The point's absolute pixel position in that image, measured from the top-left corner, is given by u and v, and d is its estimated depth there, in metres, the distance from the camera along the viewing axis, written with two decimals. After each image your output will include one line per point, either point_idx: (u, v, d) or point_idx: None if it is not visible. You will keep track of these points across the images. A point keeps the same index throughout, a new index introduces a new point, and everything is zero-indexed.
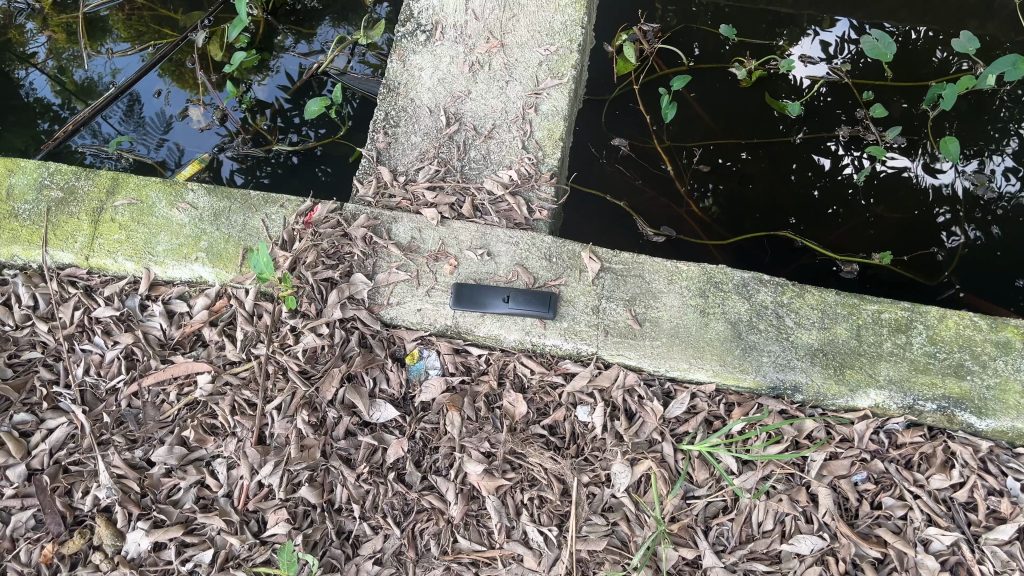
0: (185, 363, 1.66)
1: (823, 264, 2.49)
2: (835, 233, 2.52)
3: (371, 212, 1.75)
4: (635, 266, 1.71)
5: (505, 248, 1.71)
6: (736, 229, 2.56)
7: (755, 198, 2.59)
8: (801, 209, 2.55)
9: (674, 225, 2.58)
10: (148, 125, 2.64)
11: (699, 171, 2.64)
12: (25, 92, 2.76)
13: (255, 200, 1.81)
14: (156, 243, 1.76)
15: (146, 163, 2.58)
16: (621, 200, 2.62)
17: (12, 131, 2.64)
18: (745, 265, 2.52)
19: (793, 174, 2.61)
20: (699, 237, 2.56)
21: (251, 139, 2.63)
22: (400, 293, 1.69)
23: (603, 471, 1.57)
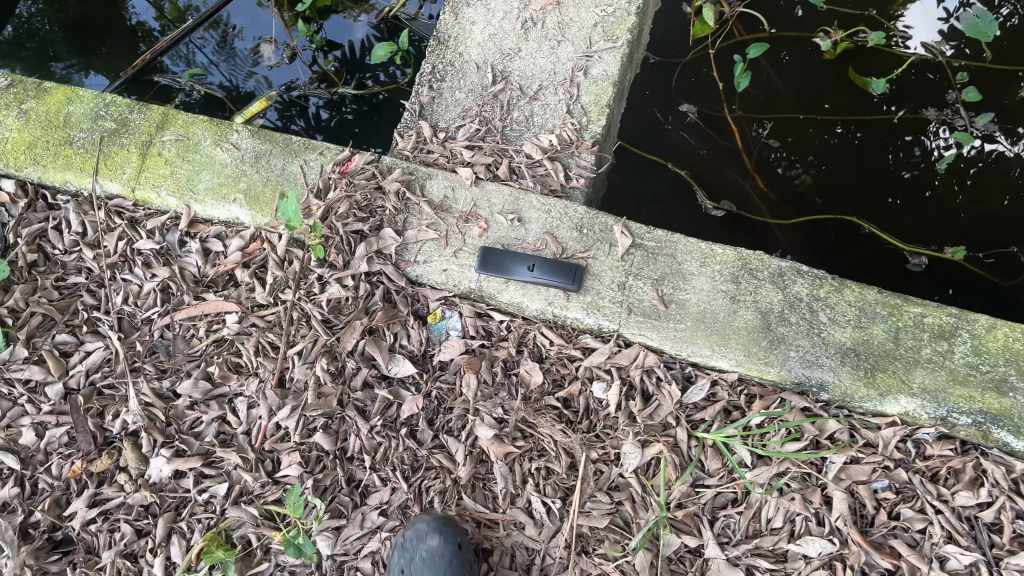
0: (215, 301, 1.70)
1: (890, 254, 2.38)
2: (906, 221, 2.40)
3: (407, 164, 1.74)
4: (668, 244, 1.64)
5: (537, 215, 1.68)
6: (800, 210, 2.45)
7: (823, 180, 2.48)
8: (873, 194, 2.44)
9: (737, 199, 2.49)
10: (239, 57, 2.68)
11: (768, 147, 2.54)
12: (131, 19, 2.81)
13: (297, 144, 1.80)
14: (198, 181, 1.78)
15: (216, 98, 2.62)
16: (684, 169, 2.55)
17: (115, 58, 2.70)
18: (805, 249, 2.42)
19: (866, 157, 2.48)
20: (761, 214, 2.46)
21: (318, 79, 2.63)
22: (427, 252, 1.68)
23: (612, 450, 1.57)
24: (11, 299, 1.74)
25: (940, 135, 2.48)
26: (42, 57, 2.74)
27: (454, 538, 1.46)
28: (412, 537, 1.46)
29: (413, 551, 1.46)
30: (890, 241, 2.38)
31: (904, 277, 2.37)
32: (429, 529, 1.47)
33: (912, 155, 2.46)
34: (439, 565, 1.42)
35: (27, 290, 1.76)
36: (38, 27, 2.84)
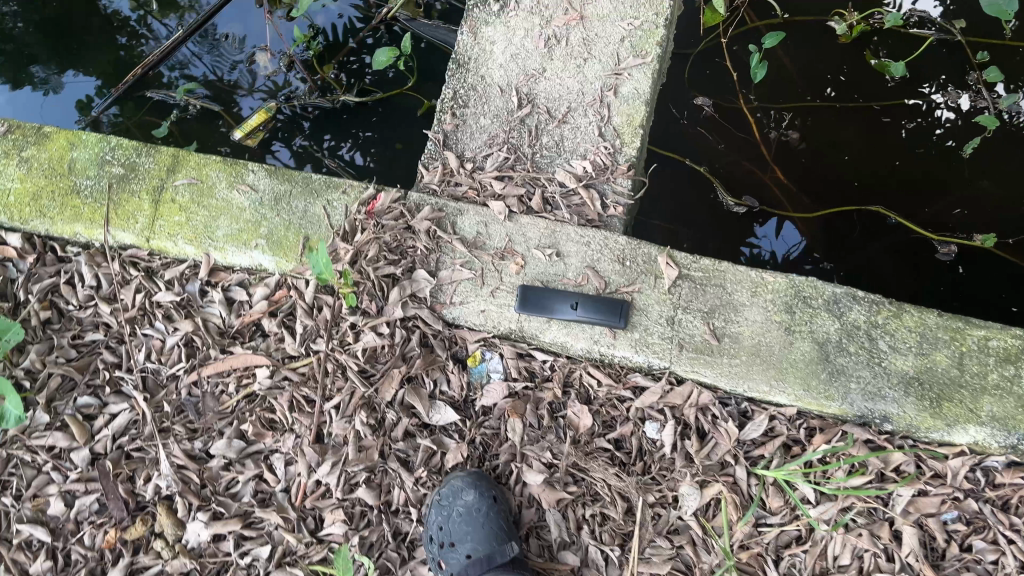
0: (244, 355, 1.63)
1: (917, 245, 2.31)
2: (931, 209, 2.32)
3: (435, 199, 1.65)
4: (716, 273, 1.56)
5: (576, 248, 1.60)
6: (825, 202, 2.37)
7: (847, 171, 2.40)
8: (895, 183, 2.37)
9: (757, 194, 2.39)
10: (222, 48, 2.49)
11: (788, 138, 2.45)
12: (106, 9, 2.59)
13: (316, 183, 1.71)
14: (216, 227, 1.70)
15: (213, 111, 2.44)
16: (701, 165, 2.45)
17: (93, 56, 2.52)
18: (826, 244, 2.35)
19: (889, 147, 2.41)
20: (783, 209, 2.38)
21: (317, 89, 2.43)
22: (463, 292, 1.60)
23: (670, 492, 1.51)
24: (27, 361, 1.67)
25: (953, 116, 2.43)
26: (16, 59, 2.51)
27: (489, 492, 1.52)
28: (449, 494, 1.52)
29: (450, 506, 1.52)
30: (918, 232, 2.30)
31: (932, 268, 2.28)
32: (463, 484, 1.53)
33: (935, 140, 2.39)
34: (477, 519, 1.49)
35: (43, 349, 1.68)
36: (9, 24, 2.55)
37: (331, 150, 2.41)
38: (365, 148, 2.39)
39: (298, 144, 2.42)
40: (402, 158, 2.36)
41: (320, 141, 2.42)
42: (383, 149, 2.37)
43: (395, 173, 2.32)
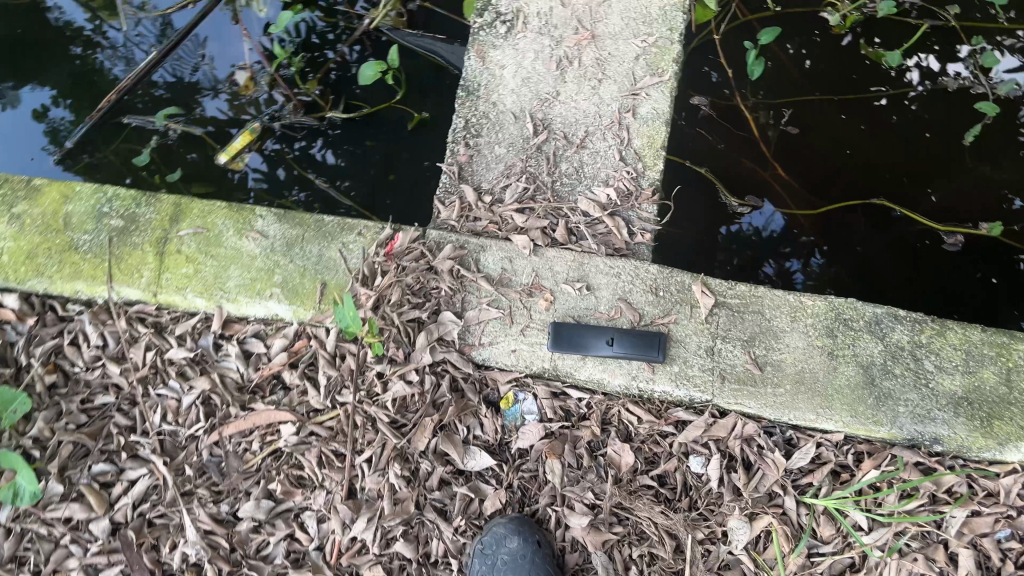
0: (266, 411, 1.56)
1: (924, 237, 2.19)
2: (936, 197, 2.22)
3: (455, 236, 1.59)
4: (754, 300, 1.53)
5: (606, 280, 1.55)
6: (829, 195, 2.23)
7: (851, 163, 2.26)
8: (893, 169, 2.25)
9: (762, 194, 2.23)
10: (183, 52, 2.24)
11: (789, 134, 2.29)
12: (55, 17, 2.30)
13: (329, 227, 1.65)
14: (227, 278, 1.63)
15: (195, 135, 2.15)
16: (704, 167, 2.25)
17: (45, 69, 2.24)
18: (830, 241, 2.20)
19: (892, 137, 2.29)
20: (786, 205, 2.22)
21: (302, 108, 2.17)
22: (492, 332, 1.54)
23: (719, 527, 1.46)
24: (34, 429, 1.56)
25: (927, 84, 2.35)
26: None
27: (532, 537, 1.47)
28: (492, 543, 1.46)
29: (493, 554, 1.46)
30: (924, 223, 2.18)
31: (942, 262, 2.17)
32: (506, 531, 1.47)
33: (936, 127, 2.30)
34: (523, 567, 1.42)
35: (50, 416, 1.58)
36: None
37: (302, 152, 2.16)
38: (337, 146, 2.16)
39: (269, 147, 2.16)
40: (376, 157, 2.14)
41: (291, 142, 2.16)
42: (357, 147, 2.15)
43: (372, 175, 2.11)
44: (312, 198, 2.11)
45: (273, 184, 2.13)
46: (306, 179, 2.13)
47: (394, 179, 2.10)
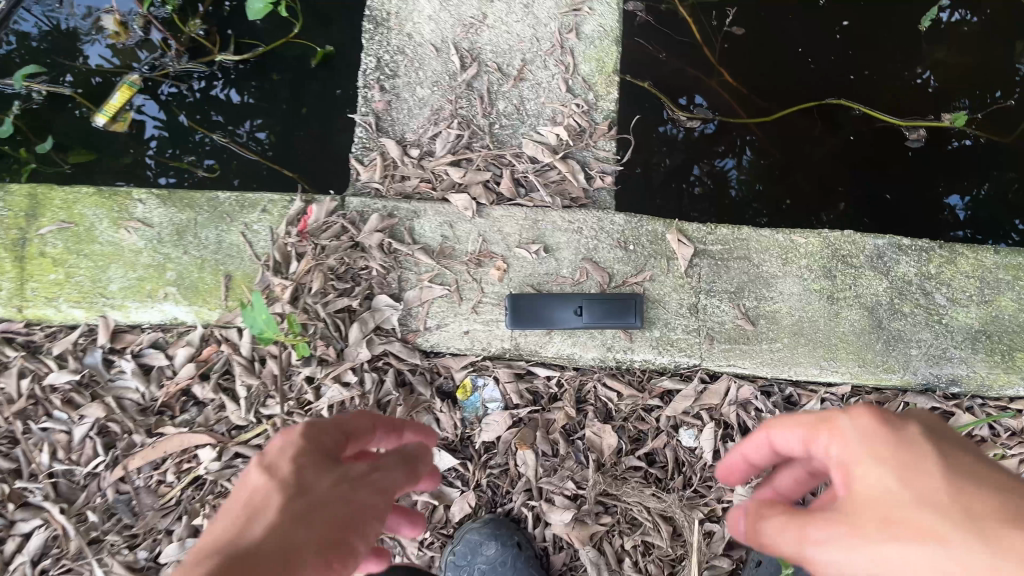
0: (178, 435, 1.29)
1: (888, 137, 1.75)
2: (892, 93, 1.77)
3: (382, 200, 1.33)
4: (738, 244, 1.32)
5: (565, 237, 1.32)
6: (784, 100, 1.76)
7: (805, 63, 1.79)
8: (841, 66, 1.78)
9: (711, 104, 1.75)
10: None
11: (732, 36, 1.80)
12: None
13: (227, 206, 1.35)
14: (108, 280, 1.34)
15: (63, 97, 1.71)
16: (643, 81, 1.73)
17: None
18: (778, 157, 1.73)
19: (851, 25, 1.81)
20: (737, 115, 1.74)
21: (187, 52, 1.73)
22: (439, 313, 1.30)
23: (718, 504, 1.30)
24: None
25: None
26: None
27: (512, 539, 1.28)
28: (467, 552, 1.27)
29: (469, 565, 1.28)
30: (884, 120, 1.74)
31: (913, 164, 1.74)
32: (481, 537, 1.27)
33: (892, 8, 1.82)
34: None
35: None
36: None
37: (203, 94, 1.75)
38: (240, 82, 1.76)
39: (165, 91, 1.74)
40: (282, 91, 1.75)
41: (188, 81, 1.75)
42: (263, 79, 1.76)
43: (284, 108, 1.73)
44: (219, 144, 1.71)
45: (176, 132, 1.73)
46: (212, 120, 1.74)
47: (308, 112, 1.72)
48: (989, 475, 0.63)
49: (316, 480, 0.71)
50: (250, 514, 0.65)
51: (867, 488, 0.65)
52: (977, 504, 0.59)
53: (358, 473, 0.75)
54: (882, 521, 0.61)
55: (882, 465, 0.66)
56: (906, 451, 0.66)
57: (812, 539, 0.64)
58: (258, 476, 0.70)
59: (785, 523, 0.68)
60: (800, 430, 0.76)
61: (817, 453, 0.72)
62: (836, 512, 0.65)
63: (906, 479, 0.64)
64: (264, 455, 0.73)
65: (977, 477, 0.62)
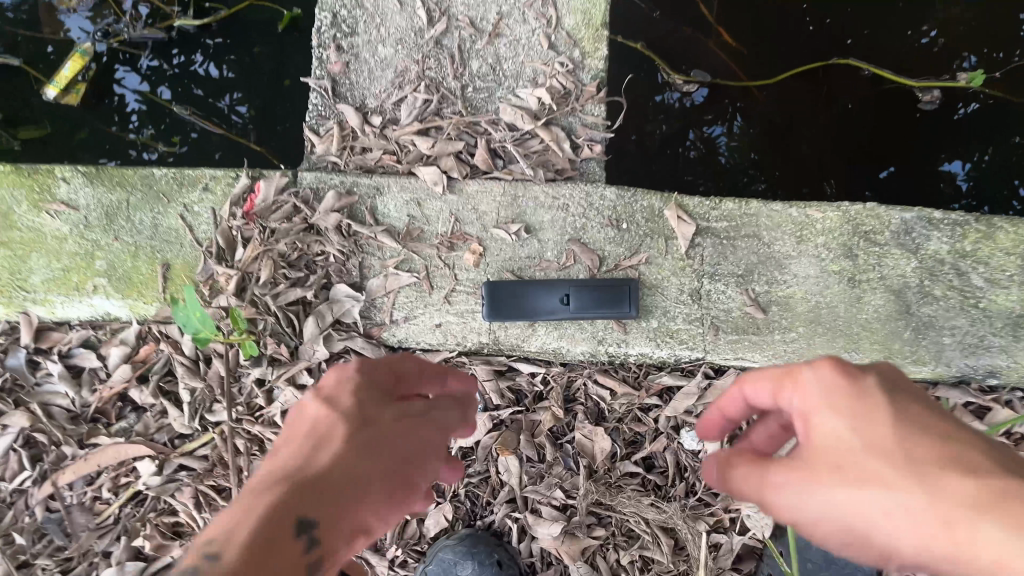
0: (114, 446, 1.14)
1: (895, 95, 1.50)
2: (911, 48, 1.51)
3: (340, 175, 1.16)
4: (747, 220, 1.15)
5: (549, 216, 1.15)
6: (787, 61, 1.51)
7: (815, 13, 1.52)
8: (853, 16, 1.52)
9: (708, 67, 1.52)
10: None
11: None
12: None
13: (162, 184, 1.18)
14: (30, 271, 1.18)
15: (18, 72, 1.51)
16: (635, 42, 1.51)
17: None
18: (774, 123, 1.50)
19: None
20: (736, 77, 1.51)
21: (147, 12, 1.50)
22: (407, 303, 1.15)
23: (725, 514, 1.16)
24: None
25: None
26: None
27: (491, 558, 1.14)
28: (439, 574, 1.13)
29: None
30: (894, 78, 1.49)
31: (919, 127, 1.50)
32: (456, 557, 1.13)
33: None
34: None
35: None
36: None
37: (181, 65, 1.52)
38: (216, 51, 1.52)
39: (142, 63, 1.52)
40: (263, 61, 1.50)
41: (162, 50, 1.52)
42: (240, 46, 1.51)
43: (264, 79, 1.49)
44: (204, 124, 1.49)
45: (155, 107, 1.51)
46: (191, 94, 1.51)
47: (292, 84, 1.48)
48: (944, 421, 0.65)
49: (374, 414, 0.81)
50: (311, 445, 0.76)
51: (828, 435, 0.65)
52: (924, 451, 0.61)
53: (416, 410, 0.85)
54: (844, 470, 0.63)
55: (843, 414, 0.65)
56: (865, 401, 0.66)
57: (774, 485, 0.65)
58: (316, 408, 0.80)
59: (751, 468, 0.69)
60: (766, 382, 0.73)
61: (782, 404, 0.71)
62: (797, 461, 0.66)
63: (864, 428, 0.64)
64: (326, 388, 0.83)
65: (936, 424, 0.64)
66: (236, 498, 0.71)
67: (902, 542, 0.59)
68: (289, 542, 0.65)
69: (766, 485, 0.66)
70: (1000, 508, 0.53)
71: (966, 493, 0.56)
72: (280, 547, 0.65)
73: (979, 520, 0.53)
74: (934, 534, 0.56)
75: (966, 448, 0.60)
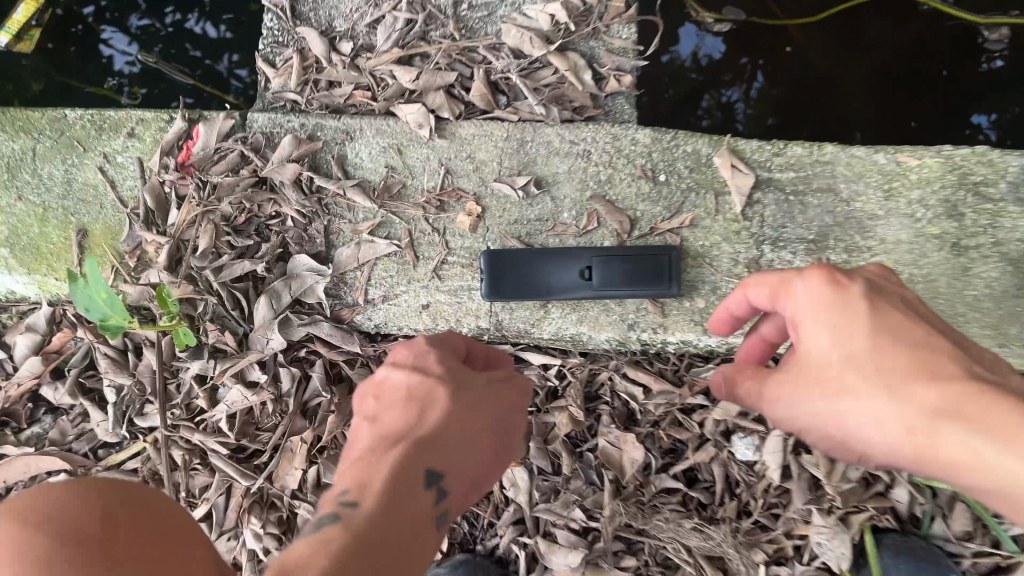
0: (20, 458, 0.90)
1: (958, 37, 1.11)
2: None
3: (299, 116, 0.92)
4: (820, 169, 0.89)
5: (566, 166, 0.90)
6: None
7: None
8: None
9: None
10: None
11: None
12: None
13: (77, 128, 0.94)
14: None
15: None
16: None
17: None
18: (805, 77, 1.11)
19: None
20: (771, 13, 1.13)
21: None
22: (384, 279, 0.91)
23: (789, 541, 0.91)
24: None
25: None
26: None
27: None
28: None
29: None
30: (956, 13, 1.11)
31: (982, 81, 1.11)
32: None
33: None
34: None
35: None
36: None
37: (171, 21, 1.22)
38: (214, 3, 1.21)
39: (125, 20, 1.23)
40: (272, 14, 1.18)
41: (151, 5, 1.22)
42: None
43: None
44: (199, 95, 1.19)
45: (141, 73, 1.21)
46: (188, 56, 1.20)
47: None
48: (932, 323, 0.60)
49: (447, 375, 0.70)
50: (406, 410, 0.67)
51: (818, 350, 0.59)
52: (908, 364, 0.56)
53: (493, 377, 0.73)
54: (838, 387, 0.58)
55: (835, 326, 0.58)
56: (852, 308, 0.59)
57: (767, 400, 0.62)
58: (405, 376, 0.69)
59: (748, 382, 0.64)
60: (755, 284, 0.64)
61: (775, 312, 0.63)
62: (783, 373, 0.61)
63: (847, 337, 0.58)
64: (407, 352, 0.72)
65: (927, 331, 0.58)
66: (340, 468, 0.64)
67: (882, 451, 0.56)
68: (410, 490, 0.61)
69: (761, 393, 0.63)
70: (975, 418, 0.51)
71: (939, 401, 0.53)
72: (404, 499, 0.60)
73: (940, 425, 0.52)
74: (900, 440, 0.55)
75: (944, 357, 0.56)
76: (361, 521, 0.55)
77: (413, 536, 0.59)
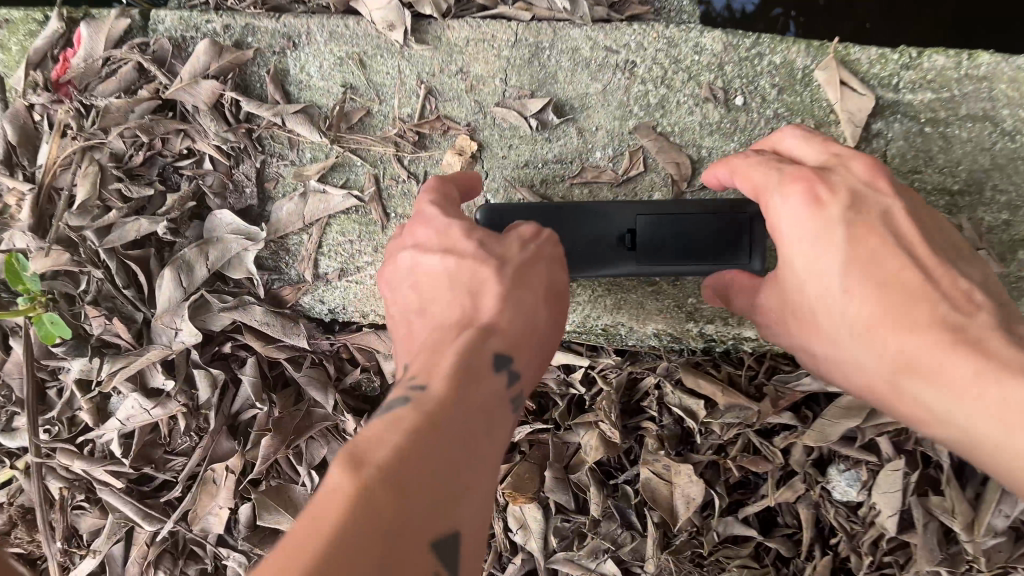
0: None
1: None
2: None
3: (224, 14, 0.64)
4: (976, 88, 0.60)
5: (598, 85, 0.63)
6: None
7: None
8: None
9: None
10: None
11: None
12: None
13: None
14: None
15: None
16: None
17: None
18: None
19: None
20: None
21: None
22: (341, 246, 0.65)
23: None
24: None
25: None
26: None
27: None
28: None
29: None
30: None
31: None
32: None
33: None
34: None
35: None
36: None
37: None
38: None
39: None
40: None
41: None
42: None
43: None
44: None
45: None
46: None
47: None
48: (920, 237, 0.46)
49: (503, 243, 0.47)
50: (454, 301, 0.44)
51: (792, 273, 0.47)
52: (885, 304, 0.43)
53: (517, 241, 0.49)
54: (811, 316, 0.47)
55: (810, 248, 0.45)
56: (829, 229, 0.45)
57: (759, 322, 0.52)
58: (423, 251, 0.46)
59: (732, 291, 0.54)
60: (737, 174, 0.51)
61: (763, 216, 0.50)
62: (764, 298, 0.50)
63: (816, 262, 0.45)
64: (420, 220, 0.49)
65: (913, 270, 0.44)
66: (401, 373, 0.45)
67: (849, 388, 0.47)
68: (480, 388, 0.40)
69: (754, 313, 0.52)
70: (940, 373, 0.41)
71: (901, 352, 0.42)
72: (472, 397, 0.39)
73: (900, 381, 0.43)
74: (862, 383, 0.46)
75: (924, 304, 0.43)
76: (433, 420, 0.36)
77: (489, 448, 0.39)
